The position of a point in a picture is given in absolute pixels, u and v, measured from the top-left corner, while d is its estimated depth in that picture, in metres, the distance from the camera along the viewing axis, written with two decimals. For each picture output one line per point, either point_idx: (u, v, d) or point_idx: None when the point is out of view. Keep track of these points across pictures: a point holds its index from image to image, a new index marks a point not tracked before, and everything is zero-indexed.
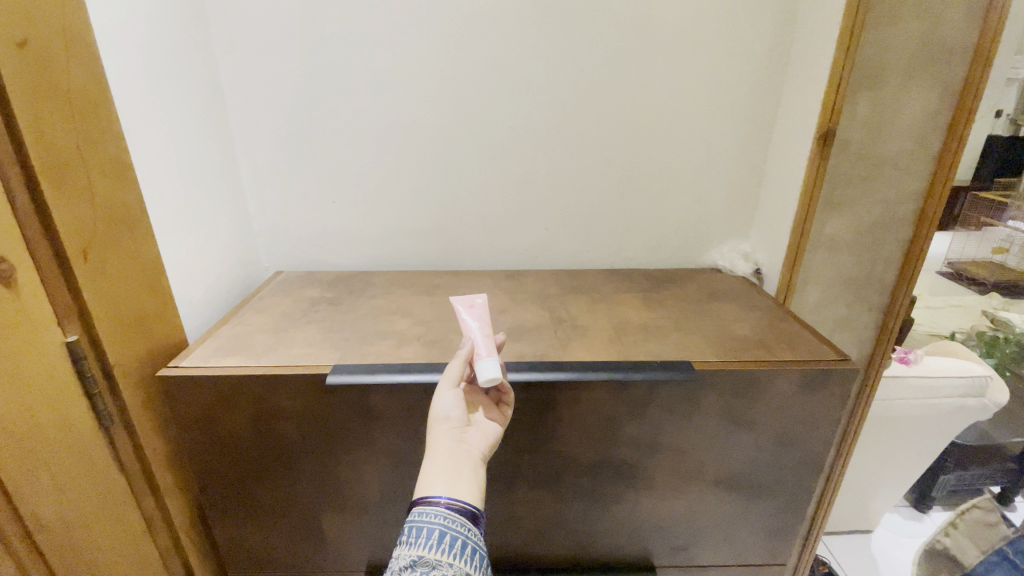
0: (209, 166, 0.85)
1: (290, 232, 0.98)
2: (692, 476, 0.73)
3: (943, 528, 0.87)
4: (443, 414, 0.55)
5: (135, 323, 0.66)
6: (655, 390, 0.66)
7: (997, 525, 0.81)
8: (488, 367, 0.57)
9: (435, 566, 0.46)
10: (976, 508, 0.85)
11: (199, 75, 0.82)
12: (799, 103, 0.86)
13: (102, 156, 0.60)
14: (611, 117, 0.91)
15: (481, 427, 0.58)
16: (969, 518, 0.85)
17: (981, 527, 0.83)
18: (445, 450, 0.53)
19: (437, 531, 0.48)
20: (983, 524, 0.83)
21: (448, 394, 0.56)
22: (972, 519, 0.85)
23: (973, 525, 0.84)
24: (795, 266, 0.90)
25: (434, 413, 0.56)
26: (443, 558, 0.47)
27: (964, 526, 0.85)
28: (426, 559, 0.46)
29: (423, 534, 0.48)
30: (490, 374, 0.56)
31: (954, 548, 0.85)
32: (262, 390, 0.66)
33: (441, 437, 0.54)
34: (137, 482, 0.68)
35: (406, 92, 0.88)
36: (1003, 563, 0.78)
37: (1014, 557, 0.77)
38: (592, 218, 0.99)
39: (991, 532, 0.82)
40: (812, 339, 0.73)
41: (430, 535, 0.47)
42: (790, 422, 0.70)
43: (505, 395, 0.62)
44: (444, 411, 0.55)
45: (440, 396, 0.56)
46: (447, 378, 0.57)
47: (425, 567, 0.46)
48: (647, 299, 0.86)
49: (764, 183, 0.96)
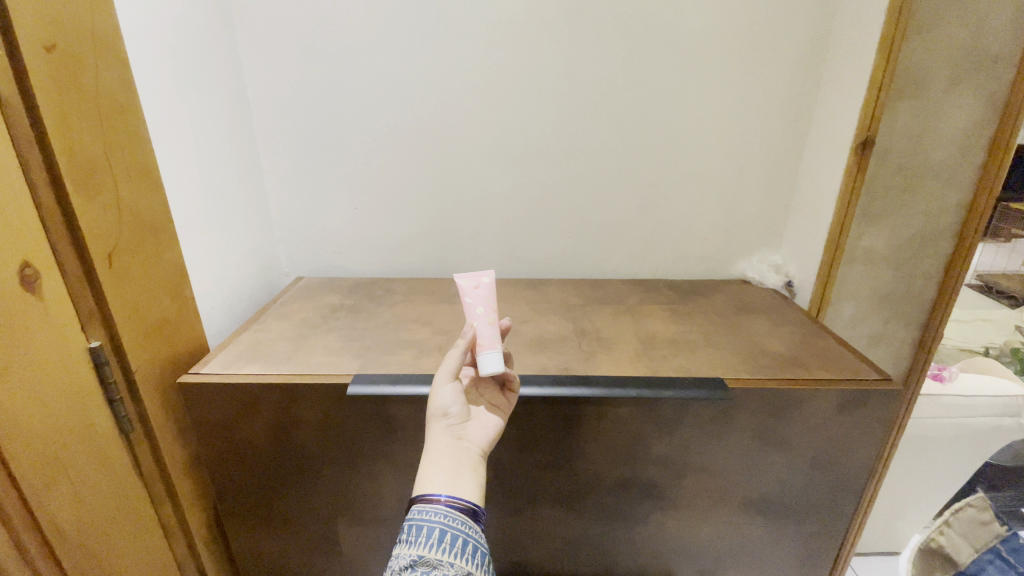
0: (233, 171, 0.84)
1: (312, 237, 0.98)
2: (722, 497, 0.70)
3: (937, 525, 0.88)
4: (441, 410, 0.53)
5: (157, 327, 0.65)
6: (685, 408, 0.64)
7: (990, 523, 0.83)
8: (491, 362, 0.55)
9: (436, 565, 0.44)
10: (969, 507, 0.85)
11: (225, 80, 0.82)
12: (835, 111, 0.83)
13: (130, 161, 0.60)
14: (639, 124, 0.89)
15: (481, 420, 0.56)
16: (962, 516, 0.85)
17: (974, 526, 0.84)
18: (443, 449, 0.51)
19: (438, 529, 0.45)
20: (977, 524, 0.84)
21: (447, 389, 0.53)
22: (964, 517, 0.85)
23: (967, 524, 0.85)
24: (829, 279, 0.88)
25: (432, 408, 0.53)
26: (444, 557, 0.44)
27: (957, 523, 0.86)
28: (426, 559, 0.44)
29: (422, 533, 0.45)
30: (494, 369, 0.55)
31: (951, 547, 0.86)
32: (283, 399, 0.65)
33: (440, 435, 0.52)
34: (155, 488, 0.67)
35: (430, 97, 0.87)
36: (996, 562, 0.80)
37: (1007, 556, 0.79)
38: (616, 227, 0.97)
39: (985, 531, 0.83)
40: (849, 357, 0.70)
41: (429, 533, 0.45)
42: (826, 443, 0.67)
43: (508, 379, 0.60)
44: (443, 407, 0.53)
45: (437, 391, 0.53)
46: (444, 371, 0.54)
47: (426, 566, 0.43)
48: (674, 311, 0.83)
49: (796, 193, 0.93)
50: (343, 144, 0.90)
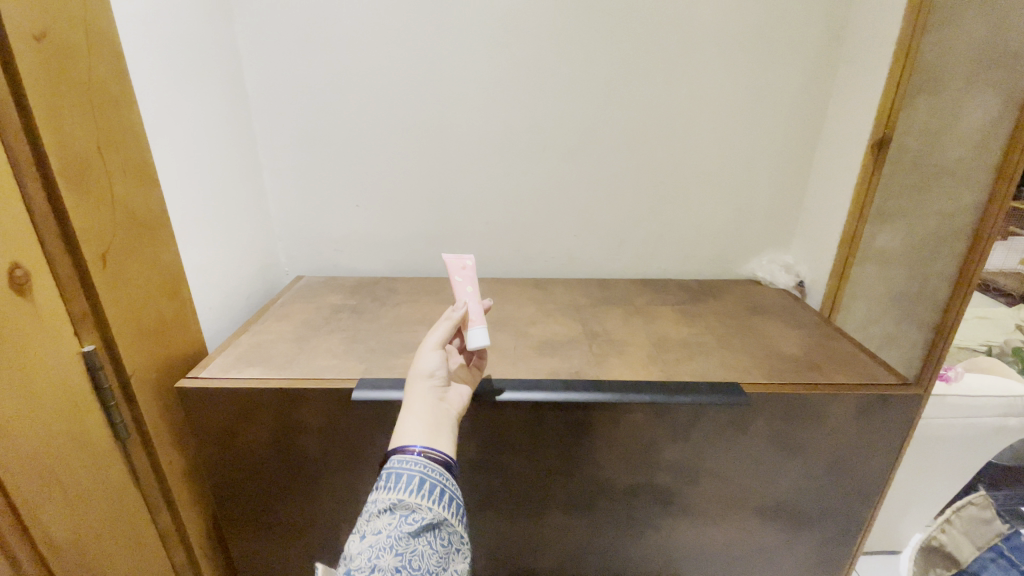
0: (233, 168, 0.82)
1: (313, 235, 0.95)
2: (736, 503, 0.69)
3: (936, 522, 0.84)
4: (427, 371, 0.52)
5: (154, 330, 0.63)
6: (700, 412, 0.62)
7: (992, 522, 0.79)
8: (478, 336, 0.56)
9: (415, 510, 0.43)
10: (971, 504, 0.81)
11: (224, 73, 0.79)
12: (851, 109, 0.81)
13: (123, 156, 0.57)
14: (650, 120, 0.87)
15: (459, 389, 0.55)
16: (965, 514, 0.82)
17: (976, 523, 0.80)
18: (425, 405, 0.49)
19: (418, 478, 0.44)
20: (978, 521, 0.80)
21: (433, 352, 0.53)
22: (965, 516, 0.82)
23: (969, 520, 0.81)
24: (841, 279, 0.88)
25: (415, 369, 0.52)
26: (422, 502, 0.43)
27: (958, 522, 0.82)
28: (405, 503, 0.43)
29: (402, 480, 0.43)
30: (480, 343, 0.56)
31: (952, 546, 0.82)
32: (285, 404, 0.63)
33: (424, 392, 0.50)
34: (152, 495, 0.65)
35: (436, 91, 0.85)
36: (999, 560, 0.77)
37: (1010, 554, 0.76)
38: (624, 226, 0.95)
39: (987, 529, 0.79)
40: (866, 359, 0.69)
41: (408, 479, 0.43)
42: (843, 449, 0.65)
43: (482, 359, 0.60)
44: (429, 369, 0.52)
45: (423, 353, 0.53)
46: (434, 337, 0.54)
47: (404, 510, 0.42)
48: (685, 312, 0.82)
49: (809, 193, 0.92)
50: (345, 140, 0.88)
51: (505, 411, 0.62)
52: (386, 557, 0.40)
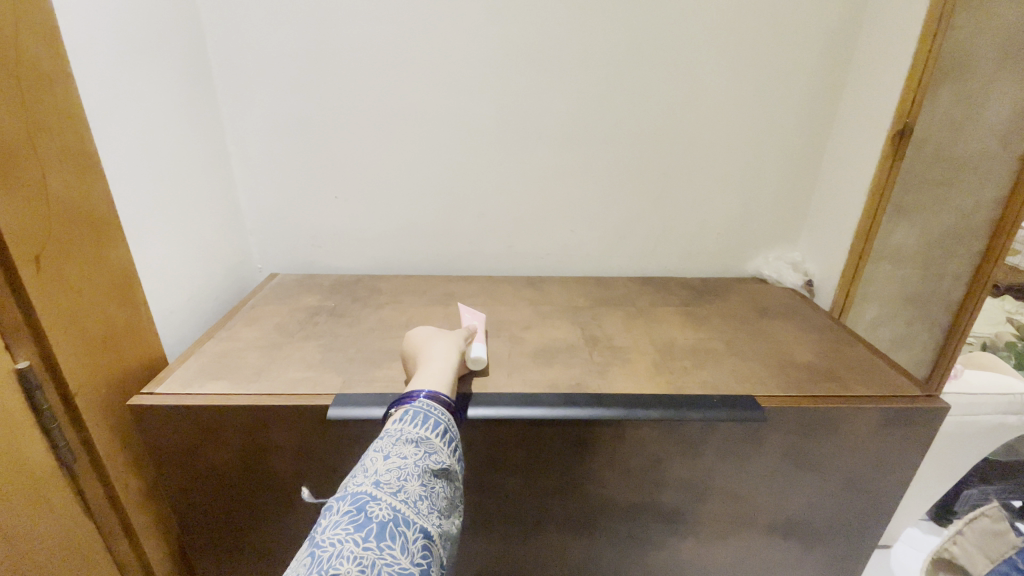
0: (194, 156, 0.74)
1: (289, 230, 0.88)
2: (745, 522, 0.64)
3: (947, 533, 0.69)
4: (454, 349, 0.57)
5: (102, 341, 0.56)
6: (712, 428, 0.57)
7: (1004, 534, 0.65)
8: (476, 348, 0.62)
9: (435, 451, 0.43)
10: (982, 516, 0.67)
11: (183, 51, 0.71)
12: (868, 97, 0.76)
13: (60, 144, 0.50)
14: (653, 107, 0.81)
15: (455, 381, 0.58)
16: (973, 526, 0.67)
17: (988, 538, 0.66)
18: (451, 369, 0.53)
19: (442, 426, 0.45)
20: (991, 535, 0.66)
21: (459, 341, 0.59)
22: (977, 527, 0.67)
23: (978, 535, 0.67)
24: (855, 279, 0.81)
25: (444, 345, 0.57)
26: (443, 448, 0.44)
27: (971, 535, 0.67)
28: (430, 443, 0.43)
29: (429, 422, 0.45)
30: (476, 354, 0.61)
31: (965, 559, 0.67)
32: (253, 422, 0.56)
33: (450, 361, 0.54)
34: (107, 523, 0.58)
35: (420, 74, 0.78)
36: None
37: None
38: (624, 221, 0.89)
39: (999, 542, 0.65)
40: (884, 367, 0.64)
41: (434, 423, 0.45)
42: (863, 464, 0.61)
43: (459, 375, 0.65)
44: (457, 349, 0.57)
45: (451, 339, 0.59)
46: (461, 333, 0.61)
47: (428, 449, 0.43)
48: (689, 315, 0.76)
49: (817, 187, 0.86)
50: (323, 127, 0.81)
51: (499, 429, 0.56)
52: (411, 483, 0.40)
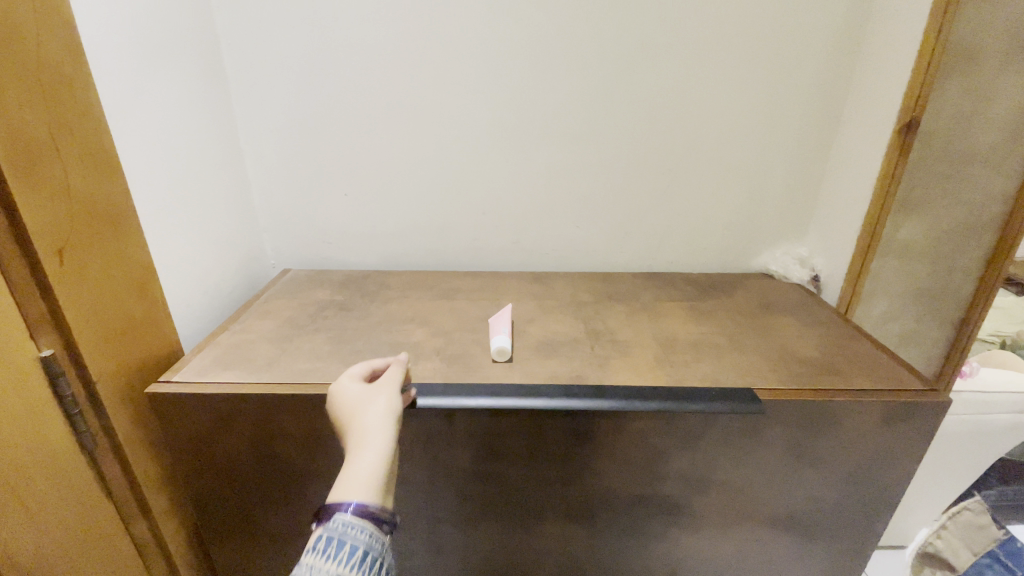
0: (210, 155, 0.77)
1: (301, 227, 0.90)
2: (746, 514, 0.64)
3: (933, 528, 0.81)
4: (387, 409, 0.49)
5: (121, 331, 0.58)
6: (710, 421, 0.57)
7: (988, 527, 0.78)
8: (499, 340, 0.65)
9: None
10: (965, 510, 0.80)
11: (199, 54, 0.74)
12: (875, 91, 0.76)
13: (79, 143, 0.52)
14: (657, 102, 0.81)
15: None
16: (959, 520, 0.80)
17: (972, 530, 0.79)
18: (385, 443, 0.46)
19: (361, 551, 0.39)
20: (976, 529, 0.79)
21: (392, 395, 0.51)
22: (961, 521, 0.80)
23: (964, 529, 0.80)
24: (862, 273, 0.80)
25: (376, 407, 0.49)
26: None
27: (953, 527, 0.80)
28: None
29: (344, 549, 0.38)
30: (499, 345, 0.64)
31: (947, 550, 0.80)
32: (263, 411, 0.58)
33: (382, 432, 0.47)
34: (126, 506, 0.61)
35: (427, 73, 0.79)
36: (995, 566, 0.76)
37: (1006, 559, 0.76)
38: (629, 217, 0.89)
39: (982, 535, 0.78)
40: (888, 362, 0.64)
41: (351, 551, 0.39)
42: (864, 458, 0.61)
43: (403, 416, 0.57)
44: (390, 408, 0.49)
45: (384, 395, 0.50)
46: (394, 381, 0.53)
47: None
48: (693, 309, 0.76)
49: (825, 182, 0.86)
50: (333, 126, 0.83)
51: (500, 418, 0.57)
52: None
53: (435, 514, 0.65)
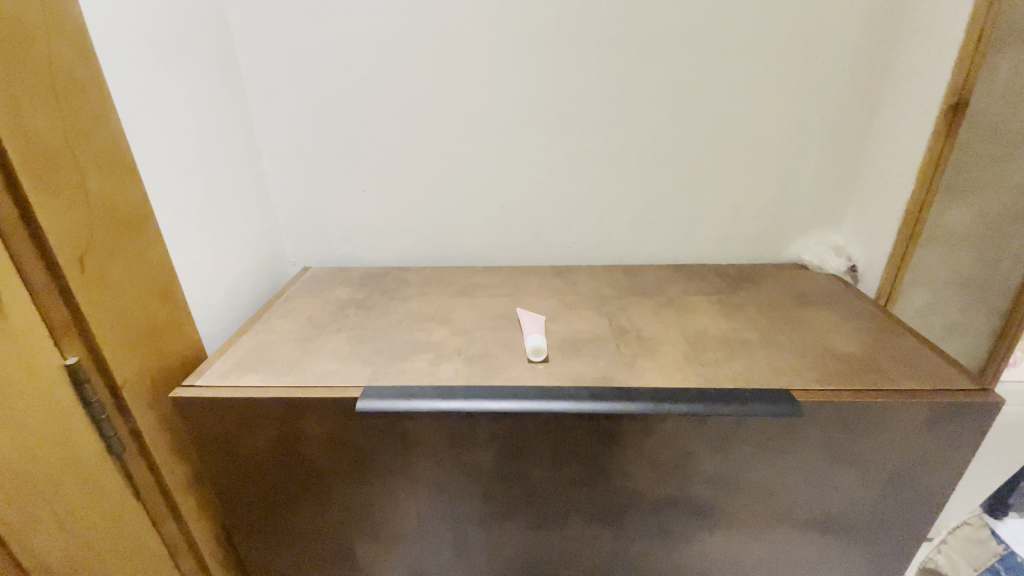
0: (228, 155, 0.77)
1: (319, 224, 0.90)
2: (780, 517, 0.62)
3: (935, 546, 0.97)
4: None
5: (145, 337, 0.58)
6: (743, 422, 0.55)
7: (986, 542, 0.95)
8: (535, 340, 0.64)
9: None
10: (966, 526, 0.97)
11: (214, 53, 0.73)
12: (921, 69, 0.70)
13: (96, 147, 0.51)
14: (682, 86, 0.77)
15: None
16: (960, 535, 0.97)
17: (972, 544, 0.96)
18: None
19: None
20: (973, 540, 0.96)
21: None
22: (963, 536, 0.97)
23: (965, 542, 0.96)
24: (903, 263, 0.76)
25: None
26: None
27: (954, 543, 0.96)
28: None
29: None
30: (536, 344, 0.62)
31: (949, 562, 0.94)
32: (285, 414, 0.58)
33: None
34: (156, 506, 0.62)
35: (441, 63, 0.77)
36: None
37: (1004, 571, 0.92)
38: (654, 207, 0.86)
39: (981, 548, 0.95)
40: (934, 358, 0.61)
41: None
42: (907, 460, 0.58)
43: None
44: None
45: None
46: None
47: None
48: (722, 303, 0.73)
49: (865, 166, 0.81)
50: (349, 121, 0.81)
51: (523, 421, 0.56)
52: None
53: (459, 514, 0.64)
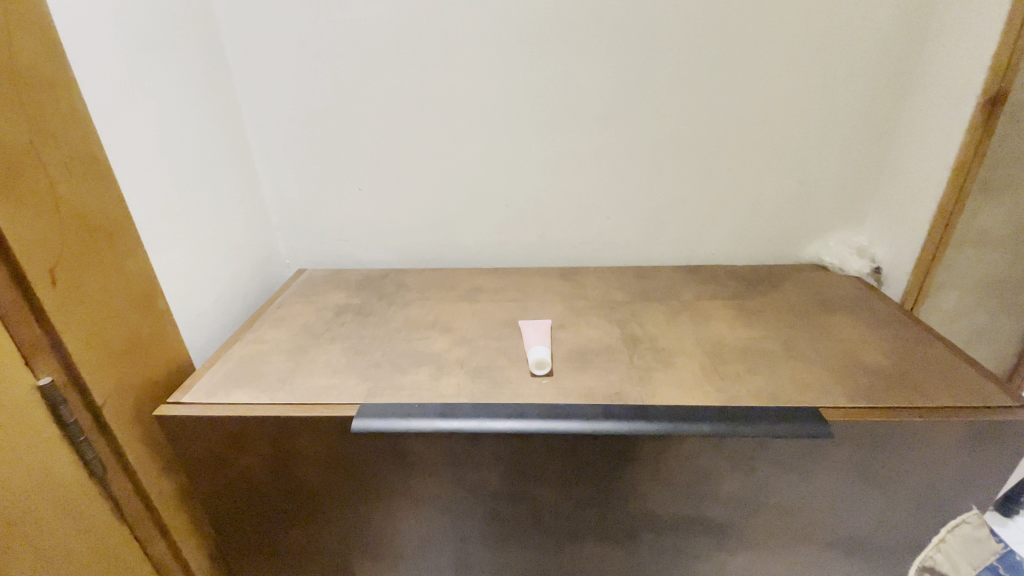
0: (216, 154, 0.73)
1: (314, 224, 0.86)
2: (803, 538, 0.58)
3: None
4: None
5: (126, 352, 0.55)
6: (767, 443, 0.51)
7: None
8: (539, 352, 0.60)
9: None
10: None
11: (199, 45, 0.69)
12: (956, 59, 0.66)
13: (66, 149, 0.47)
14: (697, 76, 0.73)
15: None
16: None
17: None
18: None
19: None
20: None
21: None
22: None
23: None
24: (932, 266, 0.72)
25: None
26: None
27: None
28: None
29: None
30: (540, 358, 0.59)
31: None
32: (277, 433, 0.54)
33: None
34: (142, 528, 0.59)
35: (441, 54, 0.73)
36: None
37: None
38: (665, 205, 0.82)
39: None
40: (969, 371, 0.57)
41: None
42: (940, 481, 0.54)
43: None
44: None
45: None
46: None
47: None
48: (740, 309, 0.69)
49: (890, 162, 0.76)
50: (344, 116, 0.77)
51: (531, 441, 0.52)
52: None
53: (462, 534, 0.61)
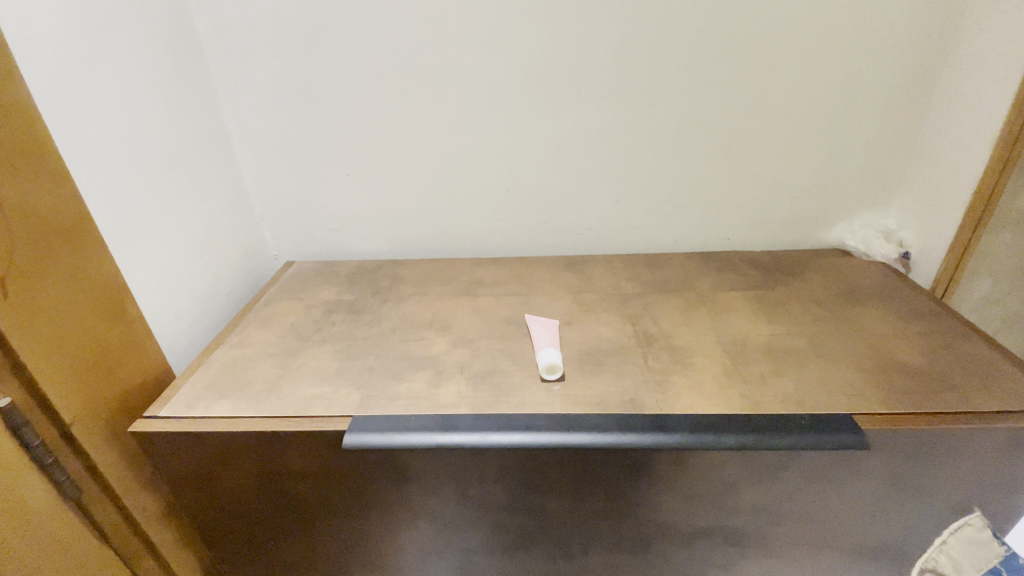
0: (189, 140, 0.67)
1: (302, 214, 0.80)
2: (829, 547, 0.55)
3: None
4: None
5: (94, 365, 0.50)
6: (795, 454, 0.47)
7: None
8: (548, 356, 0.55)
9: None
10: None
11: (163, 19, 0.62)
12: (1001, 22, 0.59)
13: (7, 143, 0.41)
14: (715, 46, 0.66)
15: None
16: None
17: None
18: None
19: None
20: None
21: None
22: None
23: None
24: (968, 251, 0.67)
25: None
26: None
27: None
28: None
29: None
30: (550, 361, 0.54)
31: None
32: (265, 448, 0.50)
33: None
34: (126, 546, 0.55)
35: (431, 25, 0.66)
36: None
37: None
38: (677, 188, 0.76)
39: None
40: (1013, 371, 0.52)
41: None
42: (979, 489, 0.50)
43: None
44: None
45: None
46: None
47: None
48: (760, 302, 0.65)
49: (922, 138, 0.70)
50: (328, 96, 0.71)
51: (539, 455, 0.48)
52: None
53: (466, 547, 0.57)
